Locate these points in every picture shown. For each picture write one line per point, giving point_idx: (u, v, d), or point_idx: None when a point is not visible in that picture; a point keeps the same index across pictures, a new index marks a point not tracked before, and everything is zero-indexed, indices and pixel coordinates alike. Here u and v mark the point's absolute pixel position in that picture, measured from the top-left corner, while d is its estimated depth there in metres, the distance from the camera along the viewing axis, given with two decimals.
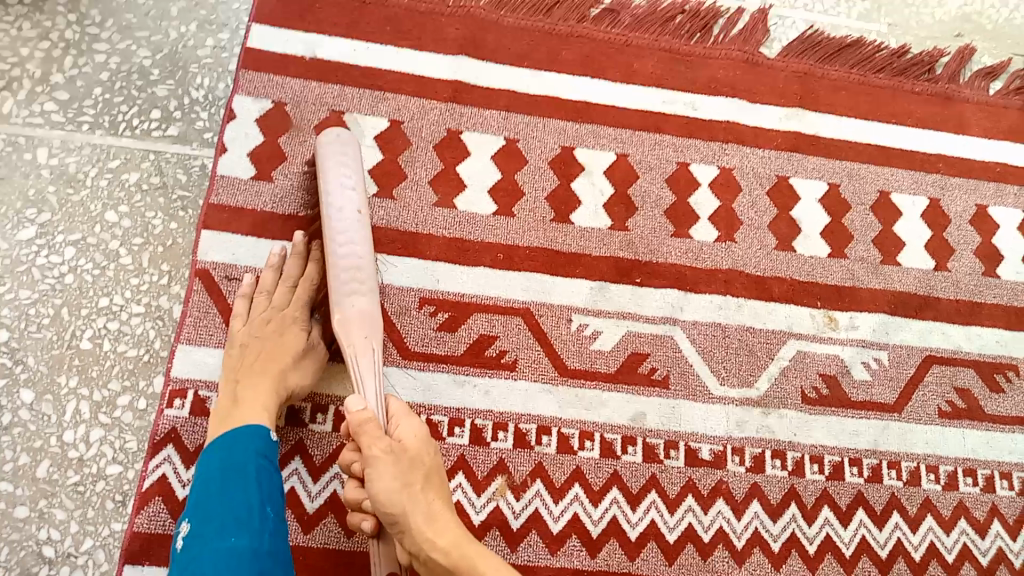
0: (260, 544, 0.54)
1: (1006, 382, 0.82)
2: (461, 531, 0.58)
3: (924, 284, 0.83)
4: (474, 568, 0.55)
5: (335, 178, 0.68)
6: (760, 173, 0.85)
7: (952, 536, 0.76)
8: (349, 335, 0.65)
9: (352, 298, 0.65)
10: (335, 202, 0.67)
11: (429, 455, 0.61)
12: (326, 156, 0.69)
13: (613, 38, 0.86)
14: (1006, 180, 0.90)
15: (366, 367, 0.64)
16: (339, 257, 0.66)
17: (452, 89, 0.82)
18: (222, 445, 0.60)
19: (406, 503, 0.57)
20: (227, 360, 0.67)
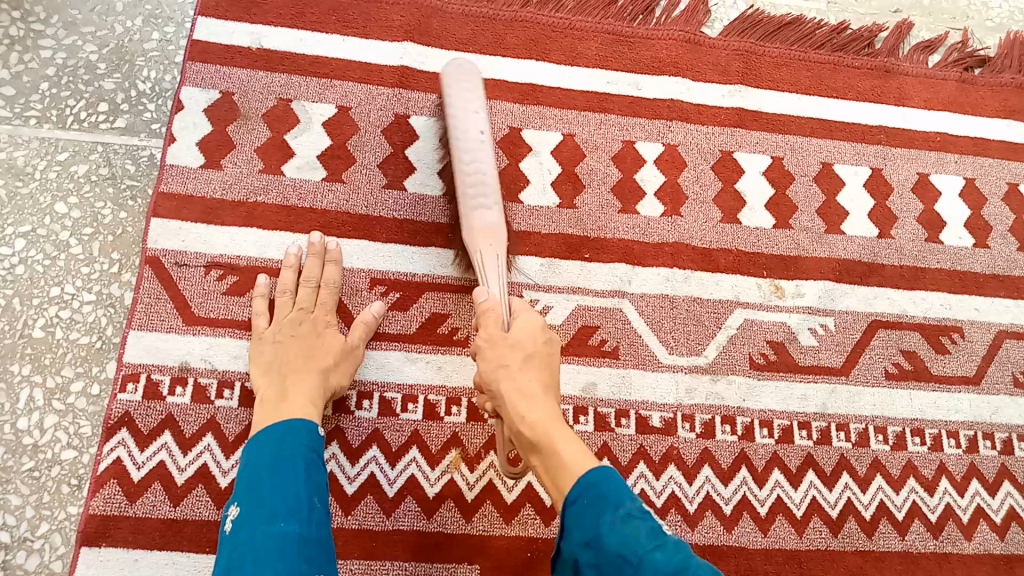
0: (308, 533, 0.55)
1: (951, 344, 0.84)
2: (559, 412, 0.57)
3: (868, 251, 0.85)
4: (551, 446, 0.53)
5: (462, 103, 0.72)
6: (704, 149, 0.87)
7: (901, 495, 0.77)
8: (476, 245, 0.70)
9: (479, 211, 0.70)
10: (461, 125, 0.71)
11: (538, 342, 0.61)
12: (451, 82, 0.73)
13: (557, 21, 0.88)
14: (946, 148, 0.92)
15: (493, 276, 0.69)
16: (466, 173, 0.70)
17: (399, 75, 0.83)
18: (273, 434, 0.61)
19: (503, 381, 0.58)
20: (259, 356, 0.69)
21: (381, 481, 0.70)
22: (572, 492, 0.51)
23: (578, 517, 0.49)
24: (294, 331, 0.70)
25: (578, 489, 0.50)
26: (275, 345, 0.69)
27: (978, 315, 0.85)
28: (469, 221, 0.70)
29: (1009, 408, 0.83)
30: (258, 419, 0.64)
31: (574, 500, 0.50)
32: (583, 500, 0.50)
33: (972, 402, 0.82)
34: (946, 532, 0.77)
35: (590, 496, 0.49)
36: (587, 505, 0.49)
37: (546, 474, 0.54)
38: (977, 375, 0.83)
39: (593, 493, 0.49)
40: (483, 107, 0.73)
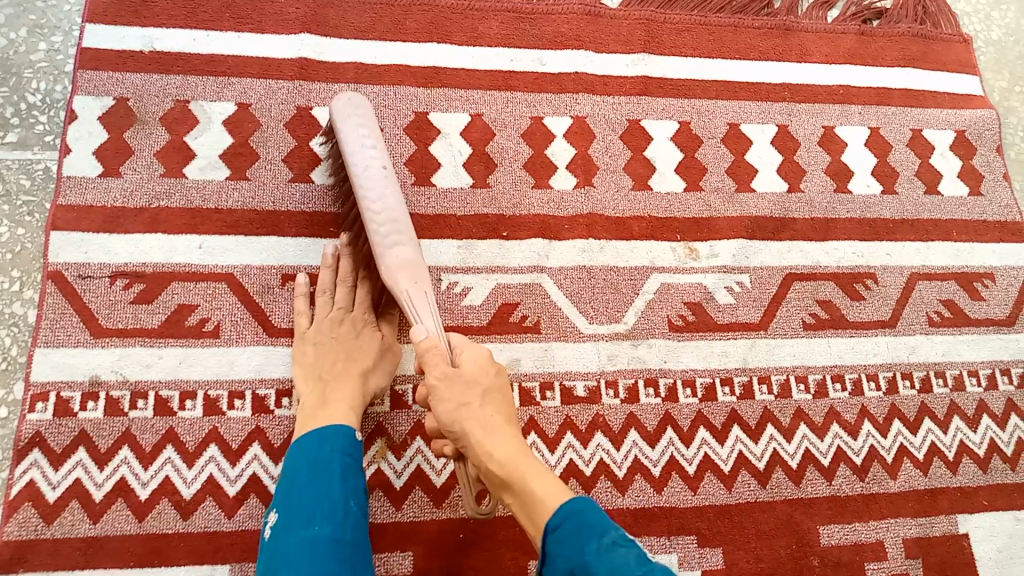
0: (342, 536, 0.56)
1: (866, 290, 0.85)
2: (523, 447, 0.58)
3: (779, 207, 0.87)
4: (523, 482, 0.55)
5: (353, 139, 0.66)
6: (612, 119, 0.87)
7: (826, 441, 0.79)
8: (397, 282, 0.64)
9: (397, 248, 0.64)
10: (358, 162, 0.65)
11: (491, 376, 0.61)
12: (342, 119, 0.67)
13: (455, 3, 0.87)
14: (850, 100, 0.94)
15: (423, 309, 0.64)
16: (374, 213, 0.64)
17: (298, 67, 0.82)
18: (311, 439, 0.62)
19: (464, 422, 0.58)
20: (302, 359, 0.70)
21: None
22: (552, 521, 0.52)
23: (562, 543, 0.51)
24: (334, 333, 0.70)
25: (559, 517, 0.52)
26: (317, 348, 0.70)
27: (890, 260, 0.87)
28: (381, 262, 0.64)
29: (925, 346, 0.85)
30: (301, 425, 0.65)
31: (556, 528, 0.51)
32: (566, 528, 0.51)
33: (888, 343, 0.84)
34: (872, 474, 0.78)
35: (574, 523, 0.51)
36: (571, 531, 0.51)
37: (522, 509, 0.55)
38: (893, 318, 0.85)
39: (577, 519, 0.51)
40: (373, 138, 0.67)
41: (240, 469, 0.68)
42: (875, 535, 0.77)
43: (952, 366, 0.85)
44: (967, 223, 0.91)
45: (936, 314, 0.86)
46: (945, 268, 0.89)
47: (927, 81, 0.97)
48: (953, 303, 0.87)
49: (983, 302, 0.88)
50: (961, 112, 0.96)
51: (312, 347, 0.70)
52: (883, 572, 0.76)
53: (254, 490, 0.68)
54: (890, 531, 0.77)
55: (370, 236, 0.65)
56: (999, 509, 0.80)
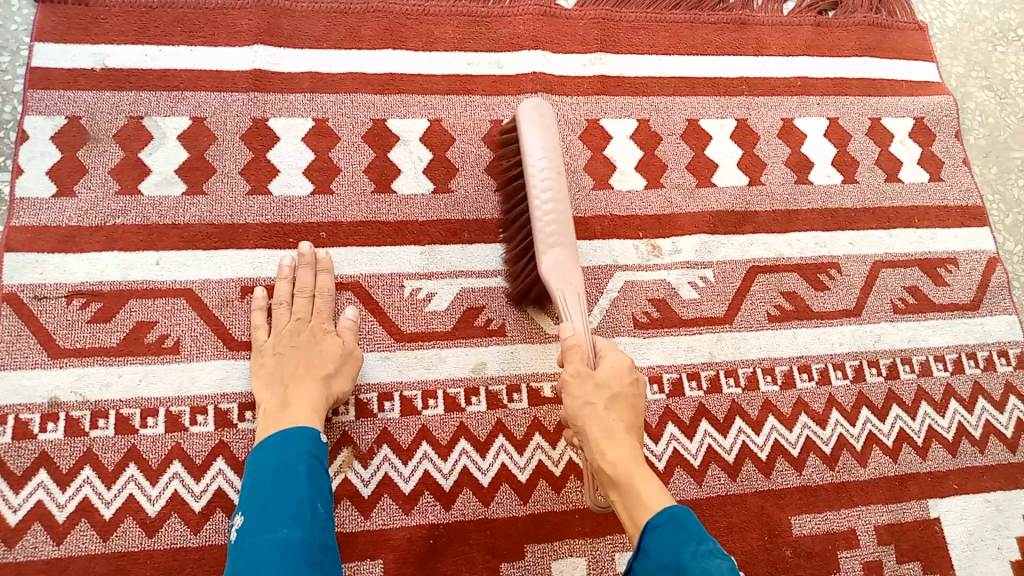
0: (312, 537, 0.57)
1: (829, 280, 0.86)
2: (640, 455, 0.57)
3: (740, 201, 0.87)
4: (632, 484, 0.54)
5: (533, 143, 0.69)
6: (571, 120, 0.87)
7: (795, 432, 0.79)
8: (551, 281, 0.66)
9: (556, 249, 0.66)
10: (535, 164, 0.68)
11: (626, 383, 0.60)
12: (526, 122, 0.70)
13: (410, 8, 0.87)
14: (808, 92, 0.94)
15: (574, 307, 0.65)
16: (542, 211, 0.67)
17: (253, 78, 0.81)
18: (277, 439, 0.62)
19: (585, 420, 0.58)
20: (261, 369, 0.69)
21: None
22: (656, 519, 0.51)
23: (659, 542, 0.50)
24: (292, 343, 0.70)
25: (663, 516, 0.51)
26: (276, 356, 0.70)
27: (853, 249, 0.88)
28: (541, 260, 0.67)
29: (891, 333, 0.85)
30: (261, 431, 0.65)
31: (657, 525, 0.51)
32: (668, 528, 0.51)
33: (854, 332, 0.84)
34: (841, 462, 0.79)
35: (674, 526, 0.50)
36: (671, 532, 0.50)
37: (624, 512, 0.54)
38: (857, 306, 0.85)
39: (677, 523, 0.51)
40: (550, 143, 0.69)
41: (205, 484, 0.68)
42: (847, 524, 0.77)
43: (918, 352, 0.85)
44: (928, 209, 0.92)
45: (900, 301, 0.87)
46: (908, 254, 0.89)
47: (883, 70, 0.97)
48: (916, 290, 0.88)
49: (947, 287, 0.89)
50: (918, 100, 0.97)
51: (270, 359, 0.70)
52: (856, 560, 0.76)
53: (219, 505, 0.67)
54: (861, 519, 0.77)
55: (535, 234, 0.67)
56: (968, 491, 0.80)
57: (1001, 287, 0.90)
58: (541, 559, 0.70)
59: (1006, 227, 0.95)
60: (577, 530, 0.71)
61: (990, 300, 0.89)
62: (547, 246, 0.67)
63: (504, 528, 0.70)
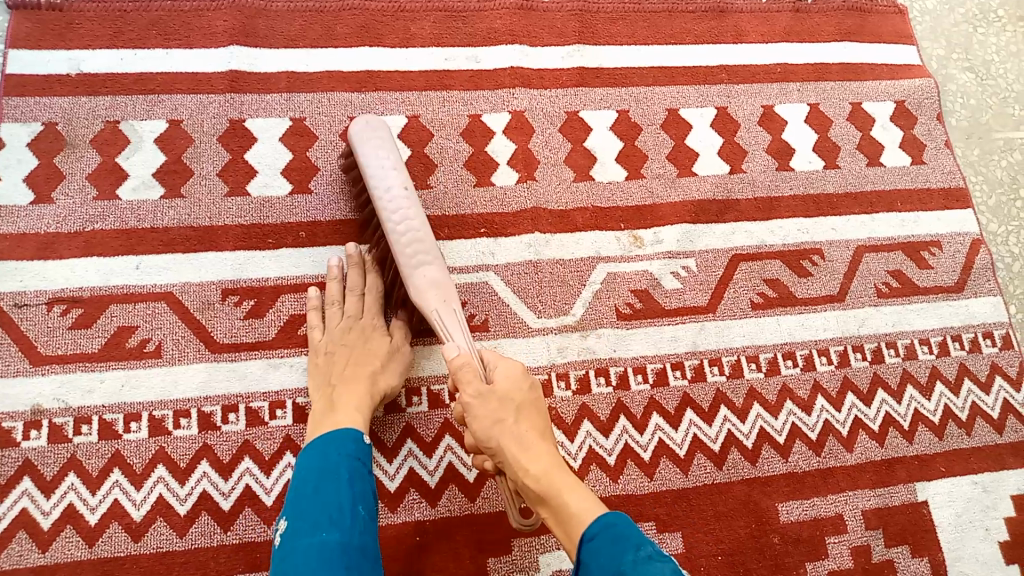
0: (351, 541, 0.56)
1: (812, 266, 0.86)
2: (558, 460, 0.57)
3: (721, 189, 0.87)
4: (559, 497, 0.54)
5: (374, 162, 0.68)
6: (550, 113, 0.87)
7: (781, 419, 0.79)
8: (424, 302, 0.65)
9: (422, 267, 0.66)
10: (379, 184, 0.67)
11: (523, 390, 0.61)
12: (361, 144, 0.69)
13: (385, 5, 0.87)
14: (788, 78, 0.94)
15: (452, 324, 0.65)
16: (396, 231, 0.66)
17: (229, 80, 0.81)
18: (319, 447, 0.62)
19: (499, 439, 0.58)
20: (314, 367, 0.71)
21: (258, 492, 0.69)
22: (590, 530, 0.52)
23: (597, 552, 0.51)
24: (344, 340, 0.71)
25: (598, 526, 0.52)
26: (328, 354, 0.70)
27: (836, 234, 0.88)
28: (408, 281, 0.66)
29: (875, 318, 0.85)
30: (310, 430, 0.66)
31: (592, 536, 0.52)
32: (603, 537, 0.51)
33: (838, 317, 0.84)
34: (828, 448, 0.79)
35: (610, 534, 0.51)
36: (607, 541, 0.51)
37: (558, 527, 0.54)
38: (841, 292, 0.85)
39: (613, 531, 0.51)
40: (392, 162, 0.69)
41: (190, 487, 0.68)
42: (834, 509, 0.77)
43: (903, 335, 0.85)
44: (910, 192, 0.92)
45: (884, 285, 0.87)
46: (891, 238, 0.89)
47: (864, 54, 0.97)
48: (901, 274, 0.88)
49: (931, 270, 0.89)
50: (899, 83, 0.97)
51: (321, 358, 0.70)
52: (844, 545, 0.76)
53: (204, 508, 0.67)
54: (848, 504, 0.77)
55: (397, 255, 0.66)
56: (956, 474, 0.80)
57: (986, 268, 0.90)
58: (528, 553, 0.70)
59: (990, 208, 0.95)
60: None
61: (975, 281, 0.89)
62: (410, 267, 0.66)
63: (490, 523, 0.70)
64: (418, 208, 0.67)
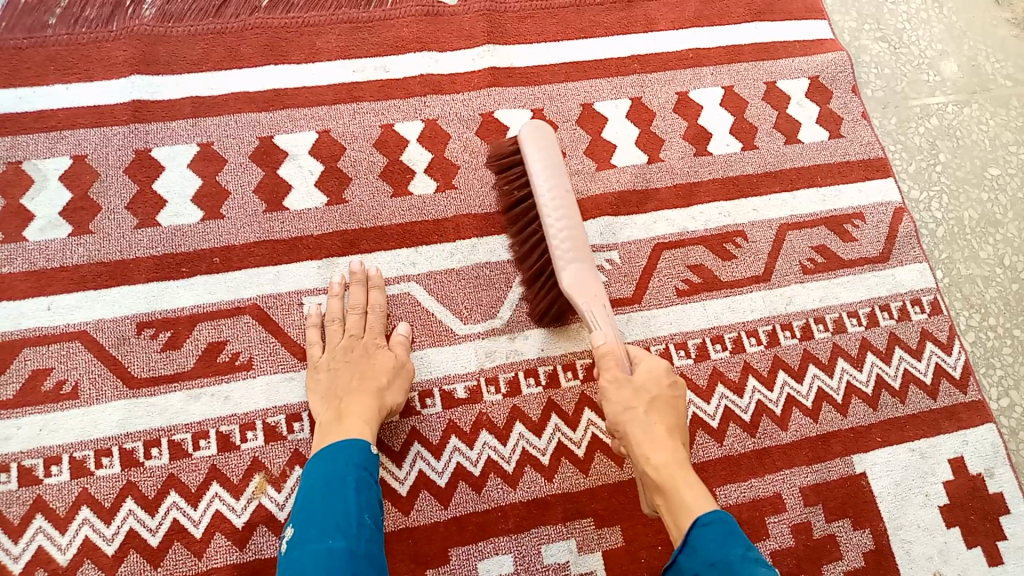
0: (357, 547, 0.55)
1: (736, 249, 0.86)
2: (684, 456, 0.61)
3: (640, 179, 0.87)
4: (675, 488, 0.58)
5: (539, 163, 0.70)
6: (465, 116, 0.86)
7: (713, 403, 0.79)
8: (575, 298, 0.67)
9: (575, 265, 0.68)
10: (541, 184, 0.69)
11: (662, 383, 0.65)
12: (528, 144, 0.71)
13: (290, 21, 0.86)
14: (701, 63, 0.94)
15: (601, 317, 0.67)
16: (553, 230, 0.68)
17: (132, 110, 0.80)
18: (325, 456, 0.62)
19: (629, 424, 0.63)
20: (318, 386, 0.71)
21: (186, 525, 0.68)
22: (705, 516, 0.56)
23: (707, 539, 0.55)
24: (347, 358, 0.72)
25: (713, 516, 0.56)
26: (330, 372, 0.71)
27: (758, 215, 0.88)
28: (560, 277, 0.68)
29: (802, 295, 0.85)
30: (317, 443, 0.66)
31: (707, 522, 0.55)
32: (718, 526, 0.55)
33: (764, 297, 0.84)
34: (762, 428, 0.79)
35: (723, 528, 0.55)
36: (719, 532, 0.55)
37: (668, 513, 0.59)
38: (766, 271, 0.86)
39: (723, 527, 0.55)
40: (552, 163, 0.70)
41: (116, 527, 0.67)
42: (772, 489, 0.77)
43: (831, 310, 0.85)
44: (831, 166, 0.92)
45: (809, 261, 0.87)
46: (813, 214, 0.89)
47: (775, 33, 0.98)
48: (825, 248, 0.88)
49: (855, 242, 0.89)
50: (812, 58, 0.97)
51: (323, 370, 0.72)
52: (784, 523, 0.76)
53: (133, 547, 0.67)
54: (786, 482, 0.78)
55: (551, 251, 0.68)
56: (892, 443, 0.81)
57: (910, 235, 0.91)
58: (466, 561, 0.70)
59: (910, 175, 0.96)
60: (501, 527, 0.71)
61: (900, 249, 0.90)
62: (566, 263, 0.68)
63: (426, 535, 0.70)
64: (574, 211, 0.69)
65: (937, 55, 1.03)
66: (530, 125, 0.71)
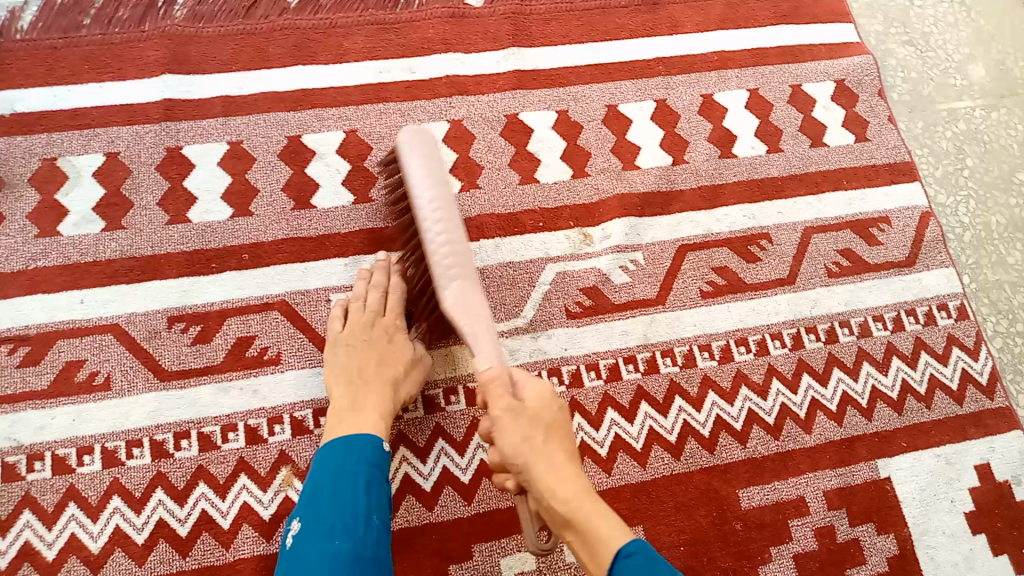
0: (363, 550, 0.56)
1: (760, 252, 0.86)
2: (585, 488, 0.59)
3: (665, 180, 0.88)
4: (589, 522, 0.57)
5: (422, 172, 0.64)
6: (490, 117, 0.87)
7: (736, 405, 0.79)
8: (457, 320, 0.62)
9: (480, 277, 0.65)
10: (421, 197, 0.63)
11: (551, 413, 0.62)
12: (409, 152, 0.65)
13: (318, 23, 0.87)
14: (726, 66, 0.94)
15: (486, 339, 0.62)
16: (434, 247, 0.62)
17: (164, 108, 0.81)
18: (335, 450, 0.62)
19: (528, 456, 0.59)
20: (334, 361, 0.71)
21: (214, 516, 0.69)
22: (626, 548, 0.55)
23: (631, 569, 0.54)
24: (366, 337, 0.71)
25: (634, 546, 0.55)
26: (348, 352, 0.71)
27: (783, 218, 0.88)
28: (442, 296, 0.62)
29: (827, 298, 0.85)
30: (329, 426, 0.66)
31: (631, 553, 0.54)
32: (639, 556, 0.54)
33: (789, 300, 0.84)
34: (786, 431, 0.79)
35: (642, 557, 0.54)
36: (641, 562, 0.54)
37: (581, 546, 0.57)
38: (791, 274, 0.86)
39: (642, 556, 0.54)
40: (436, 175, 0.64)
41: (146, 517, 0.68)
42: (796, 492, 0.77)
43: (856, 314, 0.85)
44: (857, 170, 0.92)
45: (834, 265, 0.87)
46: (839, 217, 0.89)
47: (802, 36, 0.97)
48: (850, 252, 0.88)
49: (881, 246, 0.89)
50: (839, 62, 0.97)
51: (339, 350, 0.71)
52: (808, 527, 0.76)
53: (162, 536, 0.67)
54: (810, 485, 0.77)
55: (431, 268, 0.62)
56: (917, 448, 0.80)
57: (936, 240, 0.90)
58: (489, 558, 0.70)
59: (937, 179, 0.95)
60: None
61: (926, 254, 0.89)
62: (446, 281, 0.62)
63: (449, 531, 0.70)
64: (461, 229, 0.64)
65: (964, 60, 1.02)
66: (420, 130, 0.66)
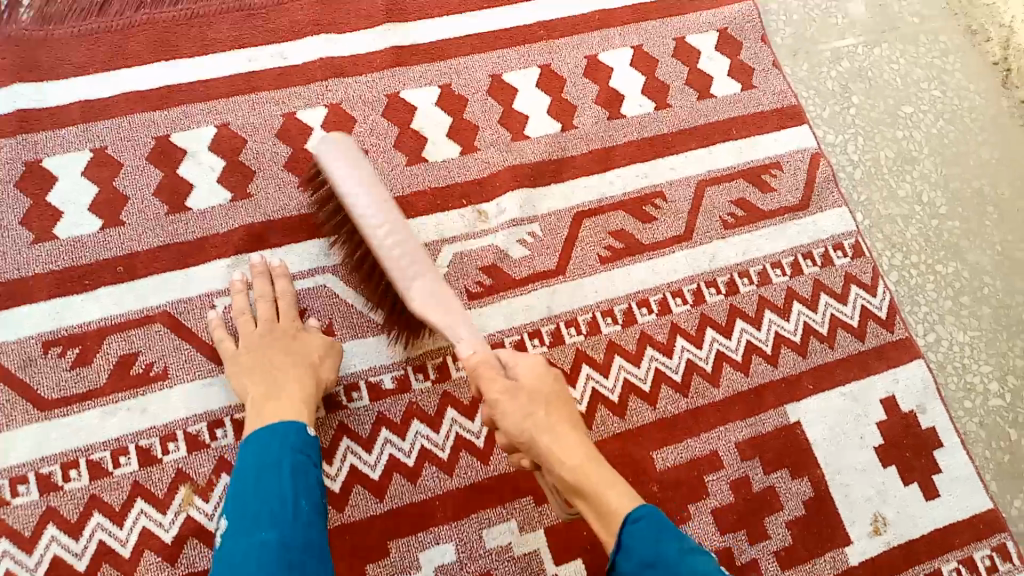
0: (292, 536, 0.54)
1: (656, 210, 0.86)
2: (590, 449, 0.60)
3: (555, 148, 0.86)
4: (592, 488, 0.57)
5: (348, 177, 0.65)
6: (370, 98, 0.84)
7: (643, 367, 0.79)
8: (428, 315, 0.64)
9: (419, 281, 0.64)
10: (358, 204, 0.64)
11: (549, 383, 0.63)
12: (327, 162, 0.65)
13: (178, 13, 0.82)
14: (609, 24, 0.93)
15: (463, 329, 0.64)
16: (386, 248, 0.64)
17: (17, 119, 0.76)
18: (257, 441, 0.61)
19: (532, 432, 0.60)
20: (238, 376, 0.69)
21: (113, 545, 0.66)
22: (634, 512, 0.55)
23: (642, 535, 0.54)
24: (268, 345, 0.70)
25: (642, 511, 0.55)
26: (252, 362, 0.69)
27: (675, 173, 0.88)
28: (407, 296, 0.64)
29: (725, 250, 0.85)
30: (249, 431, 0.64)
31: (638, 518, 0.55)
32: (649, 521, 0.55)
33: (687, 256, 0.84)
34: (694, 387, 0.79)
35: (654, 522, 0.55)
36: (650, 528, 0.54)
37: (589, 511, 0.58)
38: (688, 230, 0.85)
39: (654, 521, 0.55)
40: (366, 177, 0.65)
41: (38, 556, 0.65)
42: (709, 447, 0.78)
43: (754, 263, 0.85)
44: (745, 119, 0.92)
45: (729, 216, 0.87)
46: (731, 167, 0.89)
47: None
48: (744, 202, 0.88)
49: (774, 192, 0.89)
50: (720, 11, 0.96)
51: (242, 358, 0.69)
52: (723, 480, 0.77)
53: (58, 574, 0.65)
54: (722, 439, 0.78)
55: (392, 270, 0.64)
56: (823, 389, 0.82)
57: (828, 180, 0.91)
58: (407, 553, 0.69)
59: (825, 120, 0.96)
60: (440, 516, 0.70)
61: (818, 196, 0.90)
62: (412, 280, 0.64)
63: (363, 530, 0.69)
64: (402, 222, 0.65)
65: None
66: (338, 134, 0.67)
